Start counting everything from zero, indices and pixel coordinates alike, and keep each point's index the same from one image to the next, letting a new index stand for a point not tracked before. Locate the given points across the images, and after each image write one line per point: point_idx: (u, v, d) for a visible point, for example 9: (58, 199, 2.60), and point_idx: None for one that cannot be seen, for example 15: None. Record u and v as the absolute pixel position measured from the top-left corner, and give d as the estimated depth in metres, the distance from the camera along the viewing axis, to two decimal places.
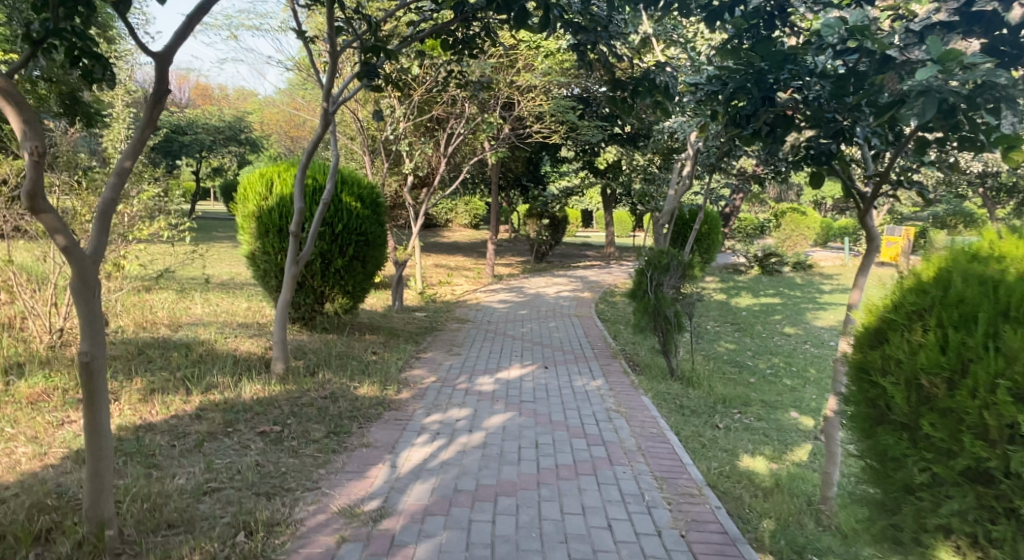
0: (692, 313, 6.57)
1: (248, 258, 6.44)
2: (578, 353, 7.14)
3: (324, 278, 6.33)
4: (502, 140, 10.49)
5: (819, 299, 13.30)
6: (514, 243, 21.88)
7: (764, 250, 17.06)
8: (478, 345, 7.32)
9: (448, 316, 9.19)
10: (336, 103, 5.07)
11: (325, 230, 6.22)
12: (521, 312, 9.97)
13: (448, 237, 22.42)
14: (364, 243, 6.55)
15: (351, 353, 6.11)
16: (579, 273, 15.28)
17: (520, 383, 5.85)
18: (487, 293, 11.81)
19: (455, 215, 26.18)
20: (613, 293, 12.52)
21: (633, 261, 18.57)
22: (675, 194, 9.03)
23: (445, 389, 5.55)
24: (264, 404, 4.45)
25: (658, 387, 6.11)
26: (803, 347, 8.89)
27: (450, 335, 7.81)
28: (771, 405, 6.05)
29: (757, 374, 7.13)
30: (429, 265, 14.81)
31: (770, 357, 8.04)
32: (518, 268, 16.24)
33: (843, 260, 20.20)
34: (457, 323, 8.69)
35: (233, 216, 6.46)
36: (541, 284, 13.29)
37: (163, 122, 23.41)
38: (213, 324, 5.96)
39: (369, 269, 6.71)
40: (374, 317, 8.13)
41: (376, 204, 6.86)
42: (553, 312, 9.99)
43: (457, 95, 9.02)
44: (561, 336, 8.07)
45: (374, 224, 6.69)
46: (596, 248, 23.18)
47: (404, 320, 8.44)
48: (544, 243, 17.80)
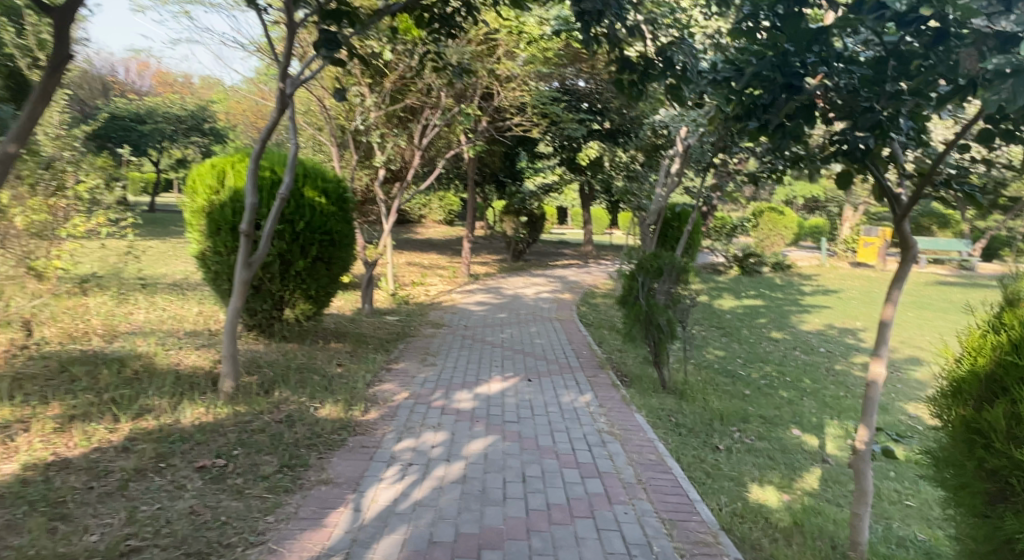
0: (685, 320, 6.08)
1: (197, 258, 5.81)
2: (562, 363, 6.62)
3: (283, 281, 5.71)
4: (479, 133, 9.92)
5: (803, 301, 12.97)
6: (489, 240, 21.31)
7: (745, 250, 16.71)
8: (453, 353, 6.76)
9: (421, 320, 8.61)
10: (294, 85, 4.46)
11: (285, 229, 5.61)
12: (500, 315, 9.44)
13: (421, 234, 21.77)
14: (328, 243, 5.95)
15: (312, 365, 5.50)
16: (557, 273, 14.80)
17: (501, 400, 5.30)
18: (463, 294, 11.26)
19: (428, 211, 25.51)
20: (593, 294, 12.05)
21: (611, 260, 18.13)
22: (664, 193, 8.55)
23: (418, 407, 4.98)
24: (206, 432, 3.86)
25: (650, 402, 5.60)
26: (795, 353, 8.46)
27: (422, 342, 7.24)
28: (771, 421, 5.57)
29: (752, 385, 6.67)
30: (402, 264, 14.19)
31: (762, 365, 7.59)
32: (494, 267, 15.70)
33: (821, 260, 19.94)
34: (431, 328, 8.12)
35: (182, 212, 5.83)
36: (518, 285, 12.74)
37: (123, 110, 22.41)
38: (155, 334, 5.33)
39: (335, 272, 6.11)
40: (341, 322, 7.52)
41: (343, 201, 6.25)
42: (533, 315, 9.46)
43: (432, 82, 8.45)
44: (542, 344, 7.56)
45: (341, 222, 6.09)
46: (573, 246, 22.76)
47: (374, 325, 7.84)
48: (522, 241, 17.12)
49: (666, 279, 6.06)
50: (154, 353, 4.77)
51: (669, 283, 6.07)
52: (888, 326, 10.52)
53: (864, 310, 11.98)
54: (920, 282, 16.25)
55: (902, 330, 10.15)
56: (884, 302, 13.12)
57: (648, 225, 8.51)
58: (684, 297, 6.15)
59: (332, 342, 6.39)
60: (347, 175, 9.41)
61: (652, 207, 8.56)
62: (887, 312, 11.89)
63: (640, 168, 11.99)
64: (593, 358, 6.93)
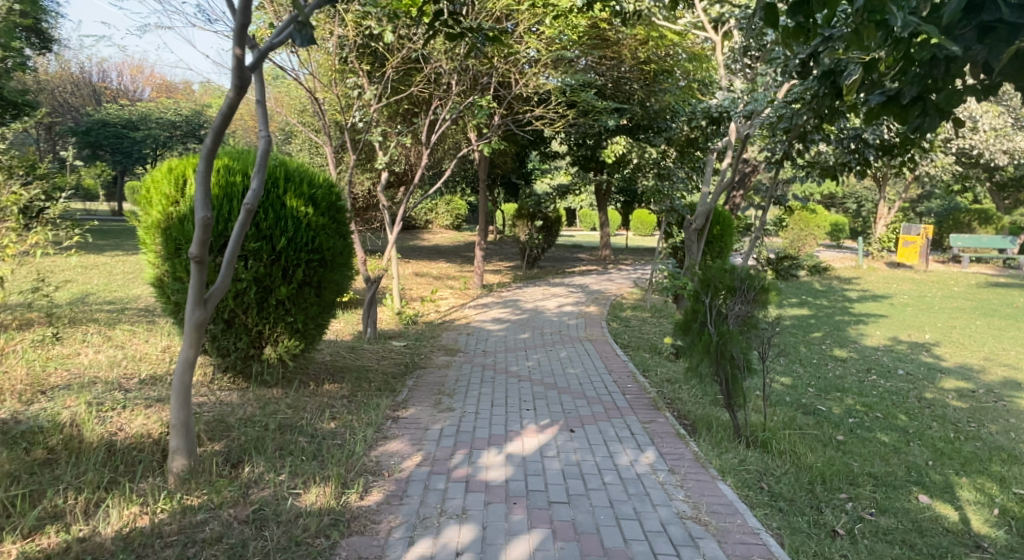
0: (765, 352, 4.87)
1: (155, 286, 4.64)
2: (608, 403, 5.40)
3: (261, 314, 4.52)
4: (495, 128, 8.73)
5: (852, 309, 11.74)
6: (500, 246, 20.09)
7: (778, 253, 15.48)
8: (473, 392, 5.54)
9: (432, 345, 7.41)
10: (262, 50, 3.23)
11: (262, 247, 4.41)
12: (521, 335, 8.22)
13: (426, 240, 20.58)
14: (319, 263, 4.74)
15: (297, 421, 4.28)
16: (577, 282, 13.62)
17: (542, 463, 4.08)
18: (476, 309, 10.09)
19: (434, 216, 24.32)
20: (621, 306, 10.84)
21: (632, 266, 16.91)
22: (714, 191, 7.27)
23: (434, 481, 3.76)
24: (135, 550, 2.72)
25: (729, 457, 4.40)
26: (871, 378, 7.24)
27: (436, 377, 6.02)
28: (886, 483, 4.36)
29: (841, 426, 5.45)
30: (407, 274, 13.02)
31: (841, 397, 6.37)
32: (507, 276, 14.50)
33: (856, 262, 18.68)
34: (444, 356, 6.93)
35: (134, 228, 4.66)
36: (537, 296, 11.54)
37: (114, 115, 21.42)
38: (94, 386, 4.15)
39: (327, 299, 4.89)
40: (337, 353, 6.30)
41: (337, 210, 5.05)
42: (560, 335, 8.25)
43: (441, 66, 7.25)
44: (577, 374, 6.33)
45: (334, 236, 4.87)
46: (588, 250, 21.60)
47: (377, 354, 6.64)
48: (537, 247, 15.53)
49: (739, 299, 4.87)
50: (80, 414, 3.59)
51: (743, 306, 4.88)
52: (961, 340, 9.28)
53: (925, 320, 10.75)
54: (971, 285, 14.98)
55: (981, 345, 8.92)
56: (941, 309, 11.87)
57: (695, 231, 7.33)
58: (761, 323, 4.95)
59: (325, 384, 5.18)
60: (346, 179, 8.23)
61: (699, 207, 7.35)
62: (951, 322, 10.65)
63: (673, 165, 10.77)
64: (643, 394, 5.71)
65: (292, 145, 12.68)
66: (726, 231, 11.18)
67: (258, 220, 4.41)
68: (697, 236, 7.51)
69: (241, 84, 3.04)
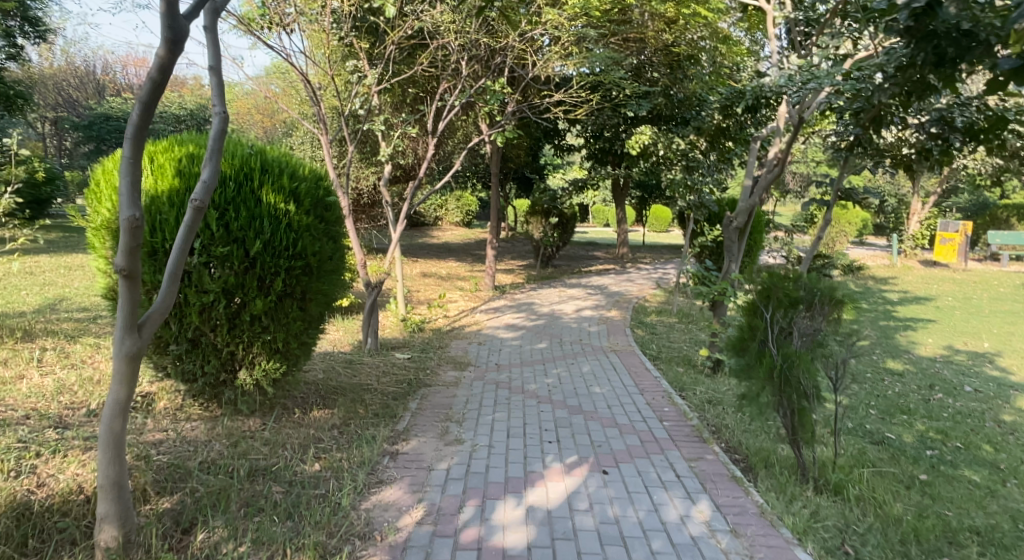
0: (836, 377, 4.08)
1: (108, 298, 3.87)
2: (645, 433, 4.60)
3: (232, 332, 3.71)
4: (509, 116, 7.95)
5: (894, 312, 10.90)
6: (512, 244, 19.30)
7: (808, 251, 14.63)
8: (486, 420, 4.75)
9: (440, 356, 6.63)
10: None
11: (232, 251, 3.59)
12: (539, 345, 7.42)
13: (436, 238, 19.82)
14: (305, 271, 3.90)
15: (273, 464, 3.51)
16: (596, 282, 12.83)
17: (573, 521, 3.29)
18: (489, 314, 9.32)
19: (444, 213, 23.56)
20: (645, 310, 10.04)
21: (652, 265, 16.09)
22: (759, 184, 6.41)
23: (438, 548, 2.98)
24: None
25: (800, 510, 3.60)
26: (937, 397, 6.42)
27: (444, 398, 5.23)
28: (995, 542, 3.56)
29: (920, 462, 4.64)
30: (415, 275, 12.27)
31: (909, 422, 5.56)
32: (521, 275, 13.72)
33: (888, 261, 17.78)
34: (452, 370, 6.15)
35: (82, 230, 3.90)
36: (554, 299, 10.75)
37: (116, 109, 20.76)
38: (25, 421, 3.41)
39: (313, 313, 4.06)
40: (331, 369, 5.53)
41: (326, 207, 4.19)
42: (581, 345, 7.45)
43: (451, 43, 6.47)
44: (605, 395, 5.51)
45: (322, 238, 4.02)
46: (603, 247, 20.77)
47: (378, 370, 5.86)
48: (552, 245, 14.71)
49: (803, 313, 4.04)
50: None
51: (808, 320, 4.04)
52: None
53: (977, 325, 9.89)
54: (1016, 286, 14.07)
55: None
56: (992, 314, 10.99)
57: (736, 229, 6.50)
58: (833, 342, 4.12)
59: (312, 411, 4.40)
60: (346, 172, 7.47)
61: (741, 202, 6.52)
62: (1006, 328, 9.79)
63: (702, 157, 9.96)
64: (684, 422, 4.90)
65: (293, 138, 11.94)
66: (759, 228, 10.31)
67: (228, 219, 3.58)
68: (738, 235, 6.68)
69: (176, 36, 2.29)
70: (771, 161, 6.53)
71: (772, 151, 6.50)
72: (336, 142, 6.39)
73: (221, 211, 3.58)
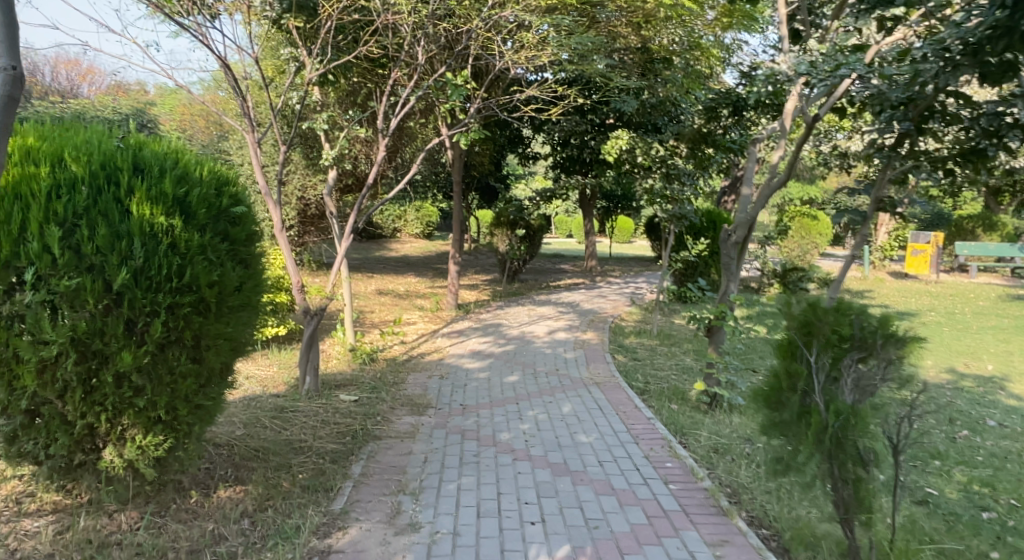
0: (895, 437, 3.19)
1: None
2: (649, 505, 3.66)
3: (89, 394, 2.64)
4: (473, 114, 6.97)
5: None
6: (475, 257, 18.34)
7: (784, 263, 13.99)
8: (448, 490, 3.75)
9: (393, 396, 5.59)
10: None
11: (82, 283, 2.52)
12: (510, 378, 6.44)
13: (394, 251, 18.76)
14: (196, 310, 2.82)
15: None
16: (566, 299, 11.92)
17: None
18: (451, 338, 8.32)
19: (403, 224, 22.51)
20: (622, 331, 9.16)
21: (622, 278, 15.29)
22: (763, 190, 5.52)
23: None
24: None
25: None
26: (964, 434, 5.62)
27: (396, 458, 4.20)
28: None
29: (981, 532, 3.78)
30: (370, 293, 11.20)
31: (945, 471, 4.72)
32: (484, 292, 12.74)
33: (860, 272, 17.32)
34: (408, 415, 5.11)
35: None
36: (523, 319, 9.80)
37: None
38: None
39: (213, 366, 2.97)
40: (255, 422, 4.45)
41: (230, 220, 3.10)
42: (557, 378, 6.49)
43: (403, 23, 5.50)
44: (593, 446, 4.55)
45: (226, 262, 2.95)
46: (570, 259, 19.97)
47: (317, 418, 4.80)
48: (519, 259, 13.79)
49: (855, 358, 3.12)
50: None
51: (856, 366, 3.12)
52: None
53: (972, 344, 9.27)
54: (994, 298, 13.67)
55: None
56: (982, 330, 10.42)
57: (735, 244, 5.62)
58: (889, 394, 3.23)
59: (216, 492, 3.33)
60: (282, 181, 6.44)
61: (738, 213, 5.67)
62: (1003, 346, 9.18)
63: (682, 164, 9.17)
64: (694, 485, 3.97)
65: (232, 143, 10.79)
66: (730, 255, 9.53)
67: (79, 241, 2.53)
68: (738, 251, 5.76)
69: None
70: (775, 166, 5.68)
71: (775, 155, 5.66)
72: (264, 143, 5.37)
73: (69, 228, 2.53)
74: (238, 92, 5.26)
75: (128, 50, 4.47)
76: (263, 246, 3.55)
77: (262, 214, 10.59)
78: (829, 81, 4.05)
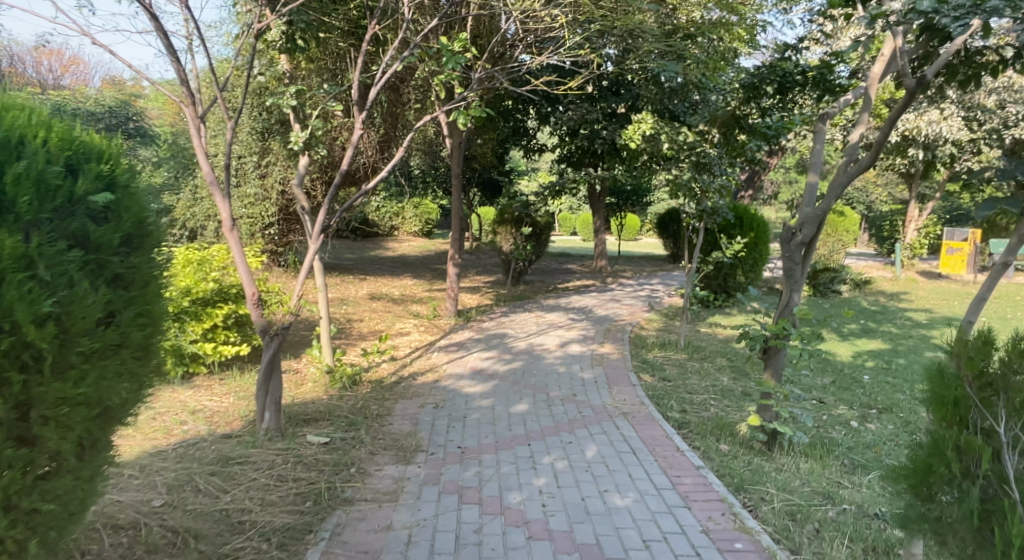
0: None
1: None
2: None
3: None
4: (474, 86, 5.90)
5: (933, 338, 9.10)
6: (478, 257, 17.23)
7: (812, 263, 12.86)
8: None
9: (374, 434, 4.49)
10: None
11: None
12: (518, 406, 5.35)
13: (392, 250, 17.68)
14: (15, 364, 1.77)
15: None
16: (578, 304, 10.81)
17: None
18: (450, 353, 7.23)
19: (401, 222, 21.46)
20: (644, 342, 8.07)
21: (636, 280, 14.18)
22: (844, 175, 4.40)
23: None
24: None
25: None
26: None
27: (369, 538, 3.09)
28: None
29: None
30: (361, 298, 10.12)
31: None
32: (488, 295, 11.65)
33: (890, 273, 16.15)
34: (392, 465, 4.01)
35: None
36: (530, 328, 8.69)
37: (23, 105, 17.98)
38: None
39: (61, 450, 1.91)
40: (184, 486, 3.37)
41: (93, 212, 2.03)
42: (576, 406, 5.40)
43: None
44: (632, 514, 3.45)
45: (70, 274, 1.88)
46: (578, 259, 18.86)
47: (270, 472, 3.71)
48: (525, 259, 12.69)
49: None
50: None
51: None
52: None
53: None
54: None
55: None
56: None
57: (801, 245, 4.53)
58: None
59: None
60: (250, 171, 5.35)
61: (804, 206, 4.56)
62: None
63: (711, 152, 8.08)
64: None
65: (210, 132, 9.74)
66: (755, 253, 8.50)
67: None
68: (804, 252, 4.62)
69: None
70: (852, 148, 4.55)
71: (854, 135, 4.52)
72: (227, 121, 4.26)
73: None
74: (173, 53, 4.12)
75: (52, 22, 3.92)
76: (165, 254, 2.42)
77: (241, 210, 9.52)
78: (971, 14, 3.09)
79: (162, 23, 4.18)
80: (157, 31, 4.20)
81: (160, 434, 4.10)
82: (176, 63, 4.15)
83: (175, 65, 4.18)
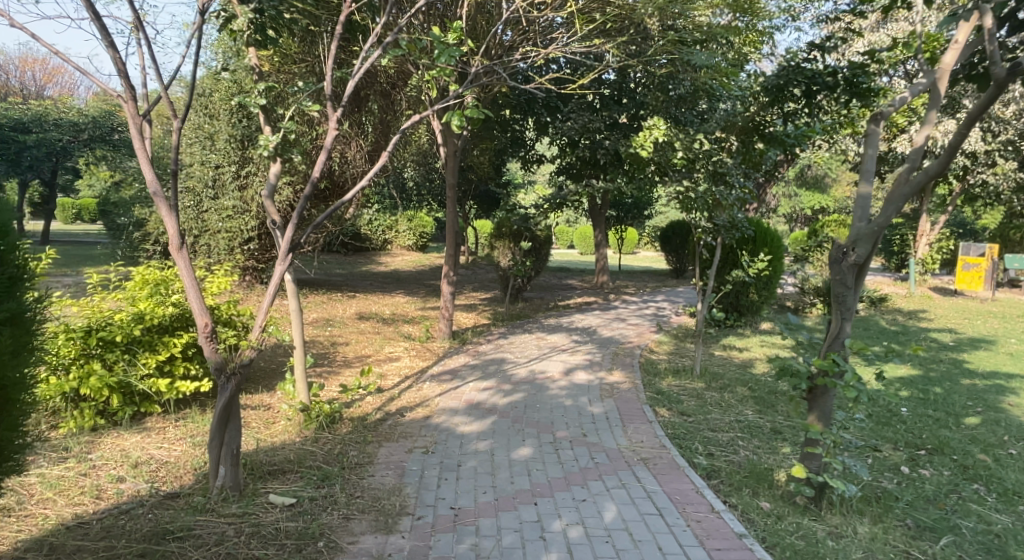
0: None
1: None
2: None
3: None
4: (469, 82, 5.22)
5: (964, 362, 8.45)
6: (473, 272, 16.51)
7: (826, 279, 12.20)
8: None
9: (351, 492, 3.78)
10: None
11: None
12: (520, 449, 4.63)
13: (384, 265, 17.00)
14: None
15: None
16: (581, 324, 10.12)
17: None
18: (443, 382, 6.52)
19: (394, 235, 20.82)
20: (656, 369, 7.37)
21: (639, 297, 13.51)
22: (912, 184, 3.72)
23: None
24: None
25: None
26: None
27: None
28: None
29: None
30: (349, 319, 9.41)
31: None
32: (484, 314, 10.96)
33: (903, 289, 15.51)
34: (371, 536, 3.30)
35: None
36: (530, 351, 8.00)
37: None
38: None
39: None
40: None
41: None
42: (587, 448, 4.69)
43: None
44: None
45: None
46: (576, 274, 18.17)
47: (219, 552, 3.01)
48: (523, 275, 12.00)
49: None
50: None
51: None
52: None
53: None
54: None
55: None
56: None
57: (853, 267, 3.84)
58: None
59: None
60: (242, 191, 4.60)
61: (855, 222, 3.90)
62: None
63: (727, 160, 7.42)
64: None
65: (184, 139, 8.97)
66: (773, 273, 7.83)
67: None
68: (857, 275, 3.92)
69: None
70: (915, 152, 3.86)
71: (919, 135, 3.82)
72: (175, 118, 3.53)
73: None
74: (105, 37, 3.39)
75: None
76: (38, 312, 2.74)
77: (218, 224, 8.87)
78: None
79: (93, 3, 3.45)
80: (88, 12, 3.47)
81: (89, 499, 3.39)
82: (109, 49, 3.42)
83: (108, 51, 3.45)
